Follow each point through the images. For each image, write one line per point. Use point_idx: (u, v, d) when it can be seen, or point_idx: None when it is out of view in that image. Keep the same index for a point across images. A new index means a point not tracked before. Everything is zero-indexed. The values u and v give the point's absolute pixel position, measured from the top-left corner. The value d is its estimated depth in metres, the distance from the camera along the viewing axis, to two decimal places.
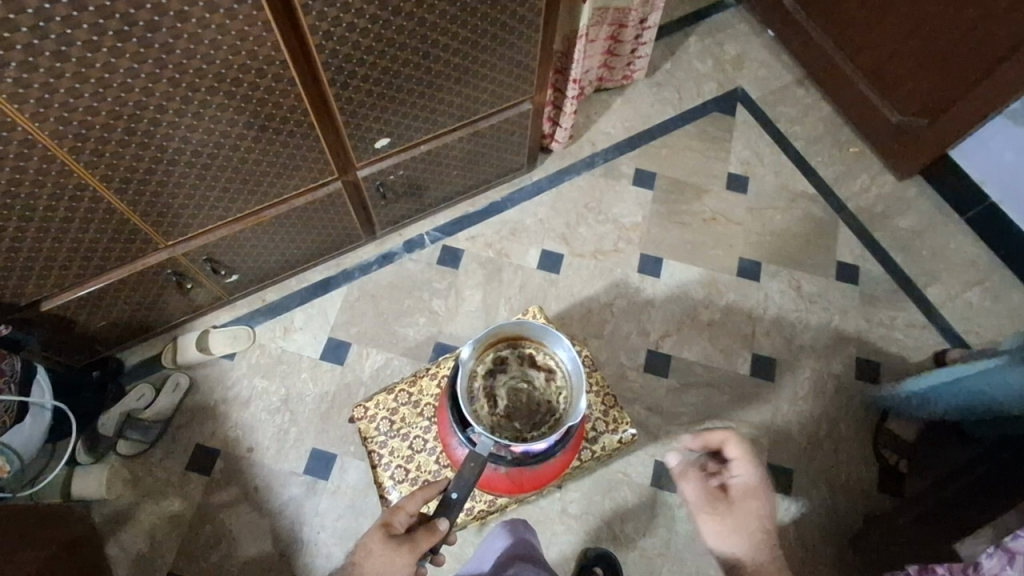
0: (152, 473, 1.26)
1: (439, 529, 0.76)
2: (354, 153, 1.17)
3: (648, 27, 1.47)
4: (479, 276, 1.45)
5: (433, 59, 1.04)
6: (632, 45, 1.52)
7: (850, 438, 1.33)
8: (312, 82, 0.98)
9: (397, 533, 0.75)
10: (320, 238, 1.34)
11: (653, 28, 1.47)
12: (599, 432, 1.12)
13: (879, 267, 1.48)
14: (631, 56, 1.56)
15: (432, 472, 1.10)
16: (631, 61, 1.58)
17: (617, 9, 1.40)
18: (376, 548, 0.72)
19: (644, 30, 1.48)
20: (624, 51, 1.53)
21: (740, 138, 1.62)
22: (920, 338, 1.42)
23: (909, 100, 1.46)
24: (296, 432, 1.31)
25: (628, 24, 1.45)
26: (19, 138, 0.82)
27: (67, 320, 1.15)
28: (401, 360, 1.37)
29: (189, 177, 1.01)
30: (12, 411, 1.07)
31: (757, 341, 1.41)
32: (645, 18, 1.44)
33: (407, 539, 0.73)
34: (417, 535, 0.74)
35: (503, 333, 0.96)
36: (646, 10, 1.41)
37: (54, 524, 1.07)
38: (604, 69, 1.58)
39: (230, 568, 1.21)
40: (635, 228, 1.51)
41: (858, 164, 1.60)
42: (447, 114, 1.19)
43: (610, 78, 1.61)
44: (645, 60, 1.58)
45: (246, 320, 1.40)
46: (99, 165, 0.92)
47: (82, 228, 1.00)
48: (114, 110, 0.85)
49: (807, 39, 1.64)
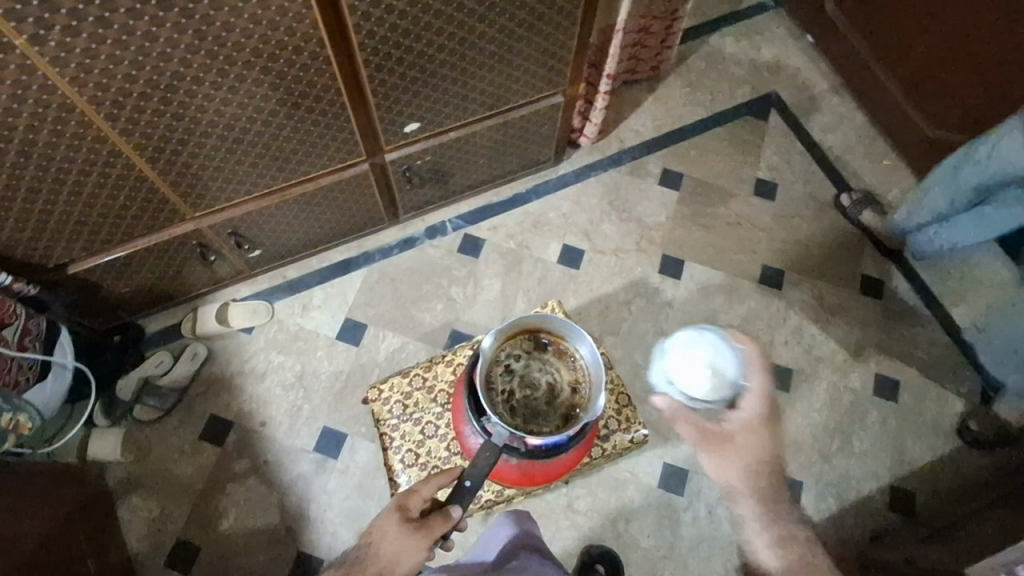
0: (166, 440, 1.28)
1: (453, 517, 0.77)
2: (384, 136, 1.17)
3: (679, 18, 1.46)
4: (499, 266, 1.45)
5: (467, 45, 1.03)
6: (663, 36, 1.50)
7: (863, 453, 1.31)
8: (348, 62, 0.98)
9: (413, 517, 0.76)
10: (344, 219, 1.35)
11: (684, 18, 1.45)
12: (610, 430, 1.14)
13: (905, 283, 1.46)
14: (661, 50, 1.55)
15: (442, 458, 1.12)
16: (660, 52, 1.56)
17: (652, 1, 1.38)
18: (393, 531, 0.73)
19: (675, 23, 1.46)
20: (652, 43, 1.51)
21: (771, 143, 1.60)
22: (941, 358, 1.39)
23: (949, 113, 1.40)
24: (309, 409, 1.32)
25: (660, 16, 1.43)
26: (58, 101, 0.83)
27: (93, 284, 1.18)
28: (416, 345, 1.38)
29: (220, 150, 1.02)
30: (35, 369, 1.09)
31: (774, 349, 1.39)
32: (677, 10, 1.43)
33: (422, 524, 0.74)
34: (432, 522, 0.75)
35: (535, 326, 0.98)
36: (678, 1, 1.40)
37: (68, 484, 1.10)
38: (632, 61, 1.55)
39: (237, 537, 1.23)
40: (658, 227, 1.50)
41: (890, 177, 1.57)
42: (479, 103, 1.19)
43: (637, 70, 1.59)
44: (673, 51, 1.56)
45: (266, 295, 1.41)
46: (134, 133, 0.93)
47: (113, 196, 1.01)
48: (152, 79, 0.86)
49: (846, 46, 1.60)
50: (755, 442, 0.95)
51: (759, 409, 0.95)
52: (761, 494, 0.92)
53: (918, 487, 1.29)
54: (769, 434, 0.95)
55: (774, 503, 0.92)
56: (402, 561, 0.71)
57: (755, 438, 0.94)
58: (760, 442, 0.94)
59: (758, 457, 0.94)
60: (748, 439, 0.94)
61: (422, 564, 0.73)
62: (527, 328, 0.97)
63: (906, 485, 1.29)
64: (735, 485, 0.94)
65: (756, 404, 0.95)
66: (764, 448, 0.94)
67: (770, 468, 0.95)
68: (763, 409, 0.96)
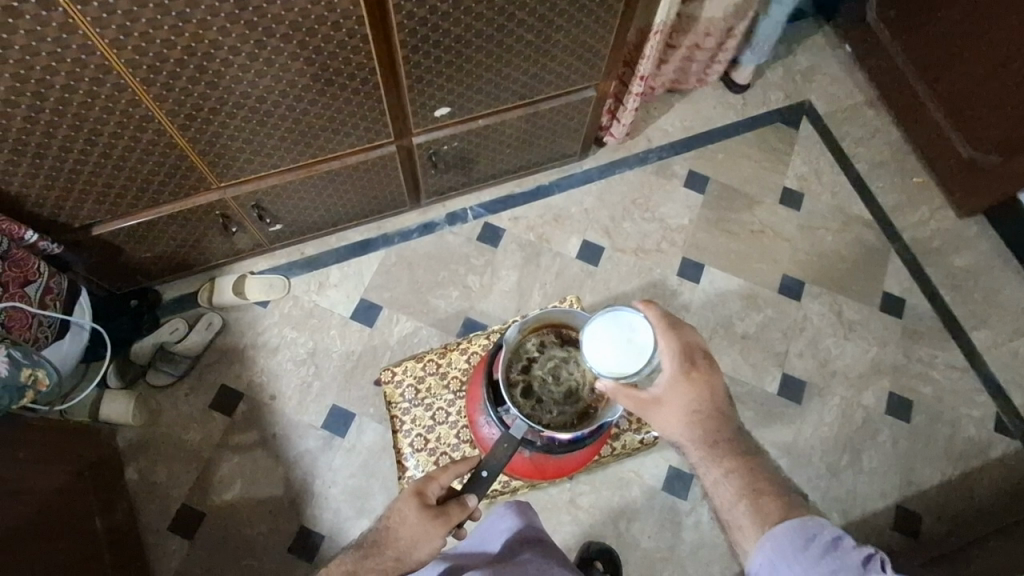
0: (176, 407, 1.29)
1: (470, 505, 0.78)
2: (413, 119, 1.16)
3: (733, 35, 1.44)
4: (518, 257, 1.44)
5: (505, 31, 1.02)
6: (714, 52, 1.48)
7: (871, 471, 1.31)
8: (385, 42, 0.97)
9: (433, 502, 0.77)
10: (367, 199, 1.34)
11: (739, 36, 1.43)
12: (622, 430, 1.18)
13: (926, 303, 1.44)
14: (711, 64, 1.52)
15: (451, 445, 1.14)
16: (708, 69, 1.53)
17: (707, 21, 1.37)
18: (412, 515, 0.74)
19: (729, 40, 1.44)
20: (704, 57, 1.49)
21: (800, 153, 1.58)
22: (958, 382, 1.38)
23: (985, 134, 1.38)
24: (319, 386, 1.32)
25: (715, 34, 1.41)
26: (97, 63, 0.83)
27: (115, 247, 1.18)
28: (429, 330, 1.38)
29: (251, 122, 1.02)
30: (54, 327, 1.09)
31: (789, 360, 1.38)
32: (733, 27, 1.40)
33: (441, 510, 0.75)
34: (451, 508, 0.76)
35: (559, 320, 0.99)
36: (735, 18, 1.38)
37: (79, 442, 1.11)
38: (679, 72, 1.53)
39: (242, 507, 1.24)
40: (681, 229, 1.49)
41: (920, 195, 1.55)
42: (511, 91, 1.18)
43: (682, 82, 1.57)
44: (722, 66, 1.53)
45: (283, 270, 1.41)
46: (168, 99, 0.92)
47: (142, 161, 1.02)
48: (191, 46, 0.85)
49: (885, 58, 1.57)
50: (691, 397, 0.78)
51: (678, 362, 0.80)
52: (707, 445, 0.77)
53: (923, 508, 1.28)
54: (702, 380, 0.79)
55: (721, 453, 0.76)
56: (419, 546, 0.73)
57: (682, 388, 0.79)
58: (687, 392, 0.79)
59: (695, 408, 0.78)
60: (674, 398, 0.79)
61: (439, 550, 0.74)
62: (573, 326, 0.98)
63: (912, 505, 1.28)
64: (682, 444, 0.79)
65: (676, 356, 0.80)
66: (700, 399, 0.78)
67: (720, 415, 0.79)
68: (687, 356, 0.80)
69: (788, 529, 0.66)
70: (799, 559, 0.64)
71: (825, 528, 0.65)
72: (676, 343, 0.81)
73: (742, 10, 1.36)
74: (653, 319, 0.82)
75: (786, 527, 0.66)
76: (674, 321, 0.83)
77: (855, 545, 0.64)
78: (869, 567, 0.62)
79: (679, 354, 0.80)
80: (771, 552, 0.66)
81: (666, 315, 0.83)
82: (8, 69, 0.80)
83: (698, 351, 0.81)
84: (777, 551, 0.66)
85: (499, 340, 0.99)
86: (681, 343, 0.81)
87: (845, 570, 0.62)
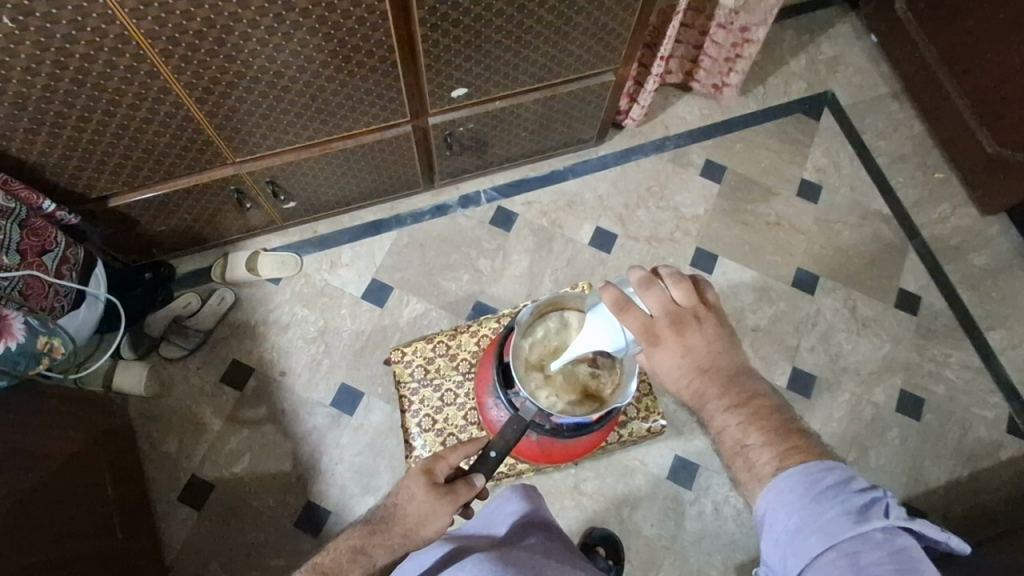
0: (187, 379, 1.31)
1: (477, 485, 0.78)
2: (430, 99, 1.15)
3: (751, 40, 1.39)
4: (530, 243, 1.43)
5: (526, 12, 1.00)
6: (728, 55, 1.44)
7: (878, 468, 1.30)
8: (404, 21, 0.96)
9: (441, 481, 0.77)
10: (381, 179, 1.34)
11: (756, 42, 1.39)
12: (629, 418, 1.18)
13: (943, 301, 1.42)
14: (727, 69, 1.47)
15: (458, 426, 1.15)
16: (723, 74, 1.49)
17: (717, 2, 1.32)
18: (420, 493, 0.75)
19: (747, 43, 1.40)
20: (717, 54, 1.44)
21: (820, 144, 1.55)
22: (971, 382, 1.36)
23: (1010, 130, 1.35)
24: (328, 364, 1.33)
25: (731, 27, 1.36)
26: (116, 32, 0.83)
27: (131, 219, 1.19)
28: (439, 313, 1.38)
29: (267, 98, 1.02)
30: (70, 297, 1.09)
31: (800, 354, 1.38)
32: (752, 27, 1.36)
33: (449, 490, 0.76)
34: (459, 488, 0.76)
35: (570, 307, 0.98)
36: (755, 19, 1.33)
37: (93, 410, 1.13)
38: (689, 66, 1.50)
39: (250, 481, 1.25)
40: (695, 219, 1.47)
41: (941, 192, 1.52)
42: (528, 73, 1.17)
43: (695, 78, 1.53)
44: (740, 79, 1.48)
45: (296, 248, 1.41)
46: (186, 71, 0.92)
47: (157, 134, 1.02)
48: (210, 19, 0.85)
49: (912, 49, 1.53)
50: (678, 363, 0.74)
51: (644, 336, 0.74)
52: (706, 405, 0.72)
53: (930, 507, 1.27)
54: (675, 347, 0.74)
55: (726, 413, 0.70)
56: (426, 525, 0.74)
57: (659, 361, 0.75)
58: (666, 363, 0.74)
59: (680, 374, 0.74)
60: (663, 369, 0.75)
61: (446, 528, 0.75)
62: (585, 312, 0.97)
63: (918, 503, 1.28)
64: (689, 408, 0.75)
65: (640, 331, 0.75)
66: (685, 364, 0.74)
67: (710, 367, 0.73)
68: (650, 326, 0.75)
69: (789, 475, 0.62)
70: (797, 505, 0.60)
71: (829, 472, 0.61)
72: (634, 319, 0.75)
73: (760, 8, 1.31)
74: (609, 302, 0.76)
75: (788, 474, 0.62)
76: (629, 298, 0.76)
77: (859, 489, 0.60)
78: (869, 514, 0.58)
79: (641, 331, 0.74)
80: (772, 499, 0.62)
81: (619, 295, 0.76)
82: (28, 37, 0.80)
83: (661, 318, 0.75)
84: (776, 500, 0.62)
85: (511, 324, 0.99)
86: (638, 318, 0.75)
87: (843, 516, 0.58)
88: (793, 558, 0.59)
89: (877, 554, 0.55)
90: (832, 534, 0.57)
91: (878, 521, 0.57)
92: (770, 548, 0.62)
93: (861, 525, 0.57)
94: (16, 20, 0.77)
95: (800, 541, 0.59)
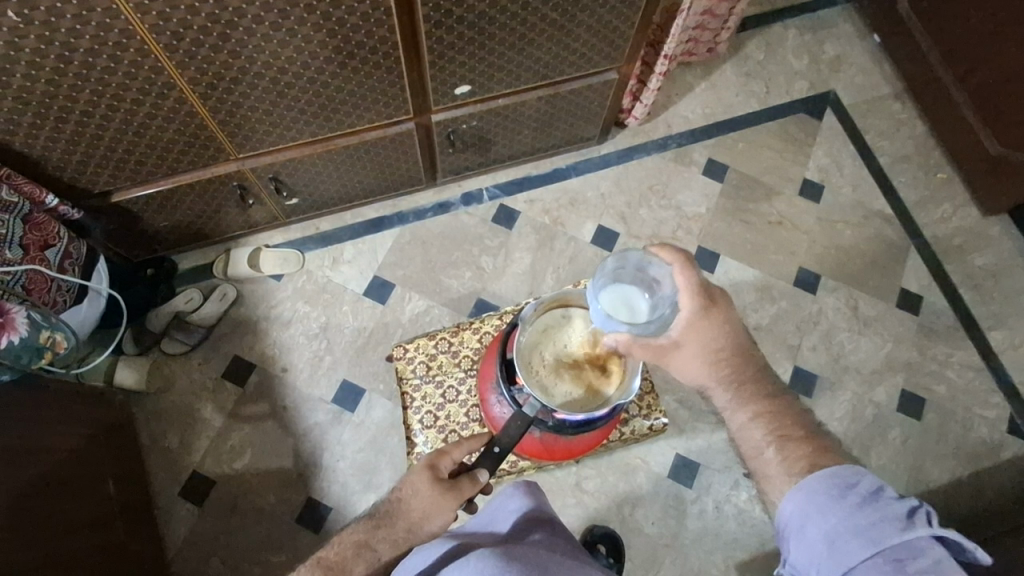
0: (188, 375, 1.31)
1: (481, 480, 0.78)
2: (433, 96, 1.15)
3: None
4: (532, 241, 1.43)
5: (529, 10, 1.00)
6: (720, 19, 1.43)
7: (879, 467, 1.30)
8: (408, 18, 0.96)
9: (445, 476, 0.77)
10: (383, 176, 1.34)
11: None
12: (631, 416, 1.18)
13: (944, 302, 1.42)
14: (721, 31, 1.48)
15: (460, 423, 1.15)
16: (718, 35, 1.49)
17: None
18: (424, 489, 0.75)
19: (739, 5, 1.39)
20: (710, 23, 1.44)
21: (823, 144, 1.55)
22: (972, 382, 1.37)
23: (1012, 130, 1.35)
24: (330, 361, 1.33)
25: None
26: (121, 26, 0.83)
27: (133, 214, 1.19)
28: (441, 310, 1.38)
29: (270, 94, 1.02)
30: (72, 292, 1.10)
31: (801, 353, 1.38)
32: None
33: (453, 485, 0.76)
34: (462, 483, 0.76)
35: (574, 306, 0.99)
36: None
37: (94, 406, 1.13)
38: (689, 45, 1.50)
39: (251, 477, 1.25)
40: (697, 218, 1.47)
41: (943, 192, 1.52)
42: (532, 72, 1.17)
43: (695, 51, 1.54)
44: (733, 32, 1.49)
45: (298, 245, 1.41)
46: (190, 66, 0.92)
47: (161, 128, 1.02)
48: (215, 14, 0.85)
49: (914, 48, 1.53)
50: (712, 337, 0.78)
51: (698, 300, 0.78)
52: (731, 386, 0.75)
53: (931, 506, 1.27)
54: (721, 318, 0.78)
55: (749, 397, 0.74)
56: (431, 520, 0.74)
57: (701, 326, 0.78)
58: (707, 330, 0.78)
59: (716, 344, 0.77)
60: (696, 339, 0.78)
61: (450, 523, 0.75)
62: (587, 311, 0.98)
63: None
64: (704, 386, 0.77)
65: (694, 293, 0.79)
66: (721, 338, 0.78)
67: (741, 348, 0.78)
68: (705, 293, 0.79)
69: (824, 477, 0.63)
70: (830, 508, 0.60)
71: (865, 479, 0.61)
72: (694, 277, 0.80)
73: None
74: (675, 258, 0.81)
75: (819, 476, 0.63)
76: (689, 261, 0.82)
77: (898, 497, 0.59)
78: (913, 522, 0.57)
79: (698, 290, 0.79)
80: (803, 500, 0.63)
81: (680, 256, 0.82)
82: (33, 31, 0.80)
83: (713, 289, 0.80)
84: (812, 504, 0.62)
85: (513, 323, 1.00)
86: (700, 278, 0.80)
87: (886, 522, 0.57)
88: (830, 562, 0.58)
89: (921, 562, 0.55)
90: (875, 541, 0.57)
91: (922, 530, 0.56)
92: (801, 552, 0.61)
93: (907, 532, 0.56)
94: (21, 14, 0.77)
95: (838, 545, 0.58)
